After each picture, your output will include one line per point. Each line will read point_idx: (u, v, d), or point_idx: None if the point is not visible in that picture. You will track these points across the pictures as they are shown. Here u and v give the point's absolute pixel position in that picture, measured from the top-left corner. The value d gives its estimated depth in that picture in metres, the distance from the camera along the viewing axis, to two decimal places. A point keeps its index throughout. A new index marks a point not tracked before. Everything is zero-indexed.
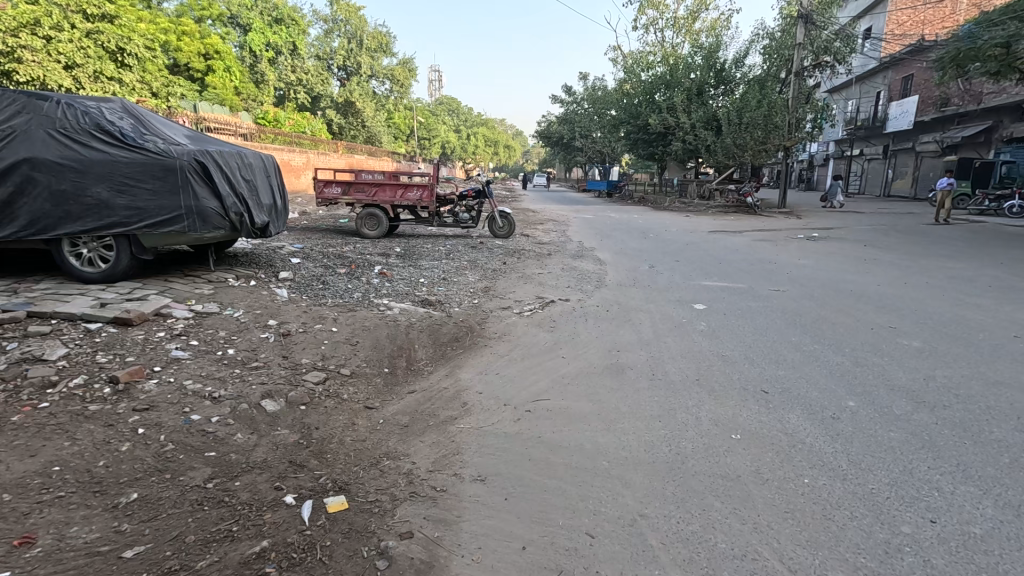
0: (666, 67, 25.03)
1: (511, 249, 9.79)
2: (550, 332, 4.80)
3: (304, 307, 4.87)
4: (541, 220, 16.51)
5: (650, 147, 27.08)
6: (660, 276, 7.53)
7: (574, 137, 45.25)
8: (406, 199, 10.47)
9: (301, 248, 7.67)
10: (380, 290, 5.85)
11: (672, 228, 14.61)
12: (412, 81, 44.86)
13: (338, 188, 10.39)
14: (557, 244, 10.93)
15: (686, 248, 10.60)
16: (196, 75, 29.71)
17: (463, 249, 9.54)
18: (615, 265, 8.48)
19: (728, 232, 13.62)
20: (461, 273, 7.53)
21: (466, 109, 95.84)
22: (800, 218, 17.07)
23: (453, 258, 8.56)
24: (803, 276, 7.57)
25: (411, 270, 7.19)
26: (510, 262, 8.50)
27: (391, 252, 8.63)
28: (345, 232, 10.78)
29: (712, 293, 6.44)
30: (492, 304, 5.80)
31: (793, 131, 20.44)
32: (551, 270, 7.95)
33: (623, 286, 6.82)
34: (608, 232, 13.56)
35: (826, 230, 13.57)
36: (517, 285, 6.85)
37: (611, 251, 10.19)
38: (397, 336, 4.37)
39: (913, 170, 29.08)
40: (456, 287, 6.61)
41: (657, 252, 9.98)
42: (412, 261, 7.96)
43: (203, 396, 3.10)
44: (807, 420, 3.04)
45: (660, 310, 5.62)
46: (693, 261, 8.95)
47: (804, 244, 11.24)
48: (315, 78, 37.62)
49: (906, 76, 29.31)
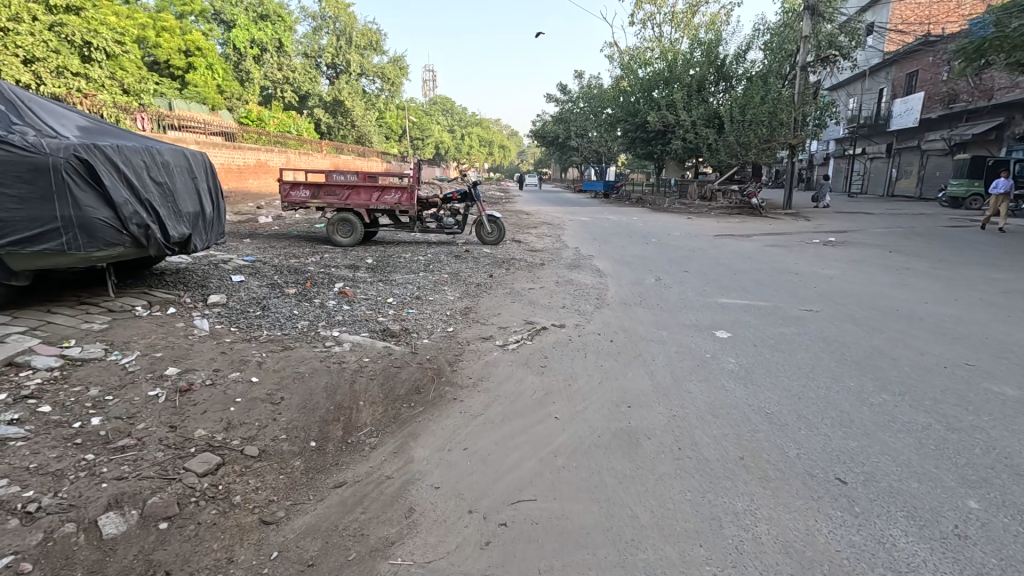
0: (665, 62, 24.06)
1: (500, 258, 8.78)
2: (539, 375, 3.77)
3: (226, 345, 3.81)
4: (535, 224, 15.51)
5: (649, 146, 26.13)
6: (670, 292, 6.52)
7: (569, 136, 44.31)
8: (384, 202, 9.43)
9: (253, 261, 6.62)
10: (334, 316, 4.82)
11: (675, 232, 13.65)
12: (403, 79, 43.73)
13: (307, 191, 9.32)
14: (552, 252, 9.95)
15: (694, 256, 9.63)
16: (176, 73, 28.60)
17: (446, 258, 8.54)
18: (616, 277, 7.48)
19: (735, 236, 12.66)
20: (439, 289, 6.49)
21: (460, 108, 94.66)
22: (809, 220, 16.14)
23: (433, 270, 7.55)
24: (834, 290, 6.58)
25: (380, 287, 6.16)
26: (497, 275, 7.50)
27: (363, 263, 7.62)
28: (315, 239, 9.75)
29: (734, 314, 5.43)
30: (471, 331, 4.79)
31: (799, 129, 19.54)
32: (544, 284, 6.94)
33: (628, 305, 5.80)
34: (607, 237, 12.57)
35: (840, 234, 12.63)
36: (504, 305, 5.84)
37: (612, 259, 9.20)
38: (339, 388, 3.33)
39: (918, 169, 28.27)
40: (431, 309, 5.58)
41: (663, 261, 9.00)
42: (384, 275, 6.92)
43: (8, 512, 2.06)
44: (923, 545, 2.01)
45: (675, 340, 4.60)
46: (705, 272, 7.96)
47: (821, 249, 10.30)
48: (302, 77, 36.43)
49: (911, 72, 28.49)
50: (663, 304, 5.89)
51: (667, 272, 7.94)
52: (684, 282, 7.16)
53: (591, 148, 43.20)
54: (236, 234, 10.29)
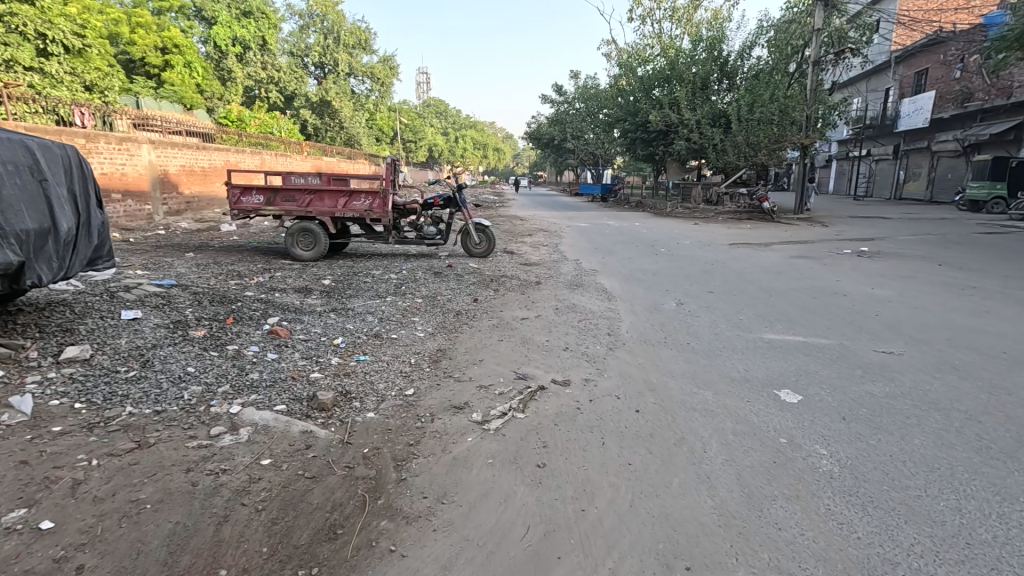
0: (666, 60, 22.87)
1: (489, 275, 7.44)
2: (534, 488, 2.41)
3: (39, 443, 2.43)
4: (530, 231, 14.18)
5: (650, 147, 24.87)
6: (700, 323, 5.16)
7: (565, 139, 43.06)
8: (352, 209, 8.03)
9: (172, 286, 5.25)
10: (246, 374, 3.43)
11: (685, 240, 12.34)
12: (393, 79, 42.37)
13: (260, 196, 7.90)
14: (550, 266, 8.63)
15: (713, 270, 8.35)
16: (153, 71, 27.25)
17: (424, 276, 7.18)
18: (629, 301, 6.16)
19: (753, 246, 11.38)
20: (409, 321, 5.13)
21: (453, 110, 93.35)
22: (827, 226, 14.92)
23: (406, 293, 6.18)
24: (902, 319, 5.29)
25: (329, 322, 4.80)
26: (483, 298, 6.18)
27: (320, 284, 6.29)
28: (273, 252, 8.37)
29: (793, 361, 4.10)
30: (440, 395, 3.42)
31: (810, 128, 18.34)
32: (541, 311, 5.58)
33: (650, 346, 4.45)
34: (610, 246, 11.28)
35: (869, 242, 11.38)
36: (488, 345, 4.50)
37: (621, 276, 7.86)
38: (196, 538, 1.96)
39: (928, 171, 27.24)
40: (392, 353, 4.23)
41: (680, 278, 7.68)
42: (342, 303, 5.56)
43: None
44: None
45: (727, 409, 3.25)
46: (735, 293, 6.62)
47: (856, 261, 9.04)
48: (287, 76, 35.01)
49: (920, 70, 27.45)
50: (697, 343, 4.54)
51: (688, 292, 6.62)
52: (713, 308, 5.83)
53: (587, 150, 41.98)
54: (183, 246, 8.89)
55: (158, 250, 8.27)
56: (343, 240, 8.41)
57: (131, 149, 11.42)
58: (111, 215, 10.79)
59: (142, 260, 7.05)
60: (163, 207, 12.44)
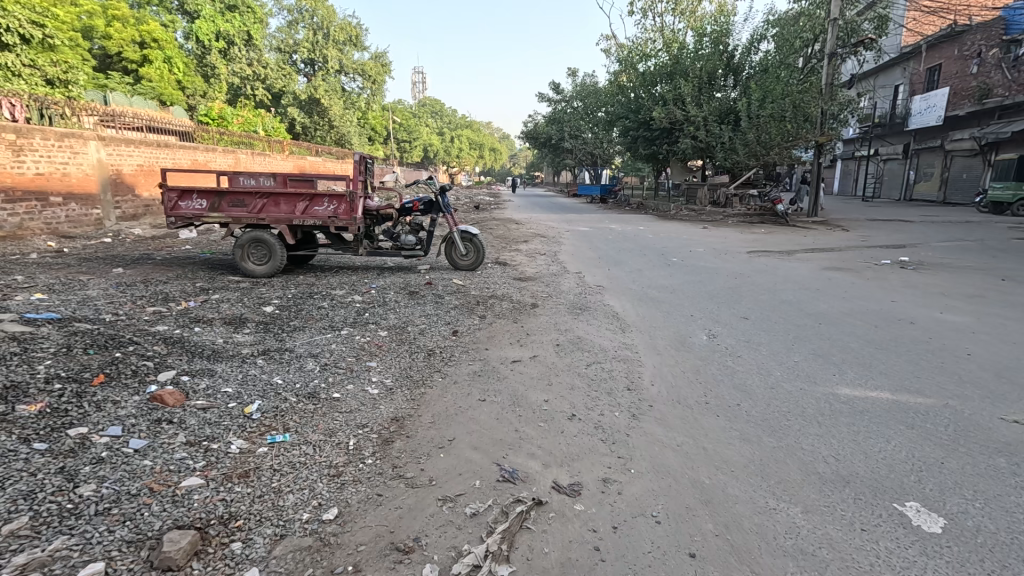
0: (669, 54, 21.73)
1: (475, 295, 6.19)
2: None
3: None
4: (527, 237, 12.95)
5: (653, 145, 23.65)
6: (747, 371, 3.92)
7: (563, 138, 41.84)
8: (313, 214, 6.77)
9: (53, 321, 4.00)
10: (69, 489, 2.17)
11: (698, 247, 11.12)
12: (386, 77, 41.10)
13: (202, 200, 6.60)
14: (548, 281, 7.40)
15: (739, 286, 7.14)
16: (130, 67, 26.19)
17: (396, 298, 5.94)
18: (648, 332, 4.93)
19: (774, 254, 10.18)
20: (363, 369, 3.89)
21: (449, 110, 92.06)
22: (848, 231, 13.75)
23: (369, 324, 4.94)
24: (1009, 363, 4.05)
25: (250, 376, 3.54)
26: (465, 329, 4.94)
27: (261, 311, 5.06)
28: (222, 266, 7.10)
29: (901, 442, 2.85)
30: (377, 524, 2.17)
31: (825, 125, 17.13)
32: (537, 351, 4.34)
33: (688, 413, 3.19)
34: (615, 255, 10.06)
35: (905, 249, 10.16)
36: (463, 411, 3.24)
37: (632, 295, 6.63)
38: None
39: (941, 171, 26.21)
40: (327, 428, 2.98)
41: (703, 297, 6.48)
42: (281, 340, 4.31)
43: None
44: None
45: (839, 556, 2.01)
46: (776, 320, 5.40)
47: (901, 275, 7.82)
48: (275, 73, 33.76)
49: (932, 66, 26.41)
50: (752, 407, 3.31)
51: (718, 320, 5.39)
52: (757, 343, 4.59)
53: (585, 150, 40.88)
54: (122, 258, 7.66)
55: (87, 263, 7.04)
56: (306, 252, 7.19)
57: (77, 145, 10.13)
58: (50, 220, 9.54)
59: (53, 279, 5.82)
60: (116, 211, 11.19)
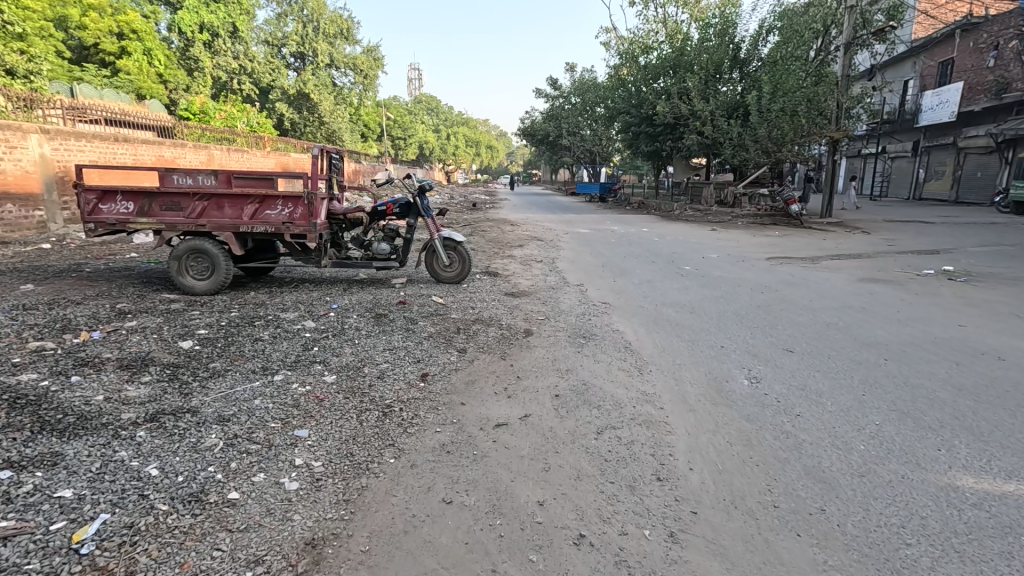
0: (673, 46, 20.66)
1: (456, 318, 5.10)
2: None
3: None
4: (522, 240, 11.86)
5: (656, 142, 22.58)
6: (820, 445, 2.84)
7: (561, 135, 40.71)
8: (264, 219, 5.67)
9: None
10: None
11: (711, 253, 10.04)
12: (378, 72, 39.86)
13: (127, 204, 5.50)
14: (544, 297, 6.32)
15: (769, 303, 6.08)
16: (108, 59, 25.05)
17: (361, 323, 4.86)
18: (673, 375, 3.86)
19: (797, 261, 9.13)
20: (287, 442, 2.80)
21: (446, 107, 90.75)
22: (870, 234, 12.70)
23: (315, 365, 3.85)
24: None
25: (109, 464, 2.44)
26: (439, 371, 3.86)
27: (179, 345, 3.97)
28: (159, 281, 5.99)
29: None
30: None
31: (840, 120, 16.07)
32: (529, 410, 3.25)
33: (757, 535, 2.12)
34: (621, 263, 9.00)
35: (941, 256, 9.15)
36: (416, 529, 2.16)
37: (646, 316, 5.55)
38: None
39: (953, 169, 25.27)
40: (194, 572, 1.89)
41: (730, 319, 5.43)
42: (187, 394, 3.22)
43: None
44: None
45: None
46: (829, 353, 4.33)
47: (952, 288, 6.77)
48: (262, 67, 32.56)
49: (944, 60, 25.42)
50: (846, 518, 2.23)
51: (756, 354, 4.31)
52: (817, 393, 3.52)
53: (583, 148, 39.77)
54: (47, 268, 6.56)
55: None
56: (261, 263, 6.08)
57: (13, 139, 9.14)
58: None
59: None
60: (65, 211, 10.09)
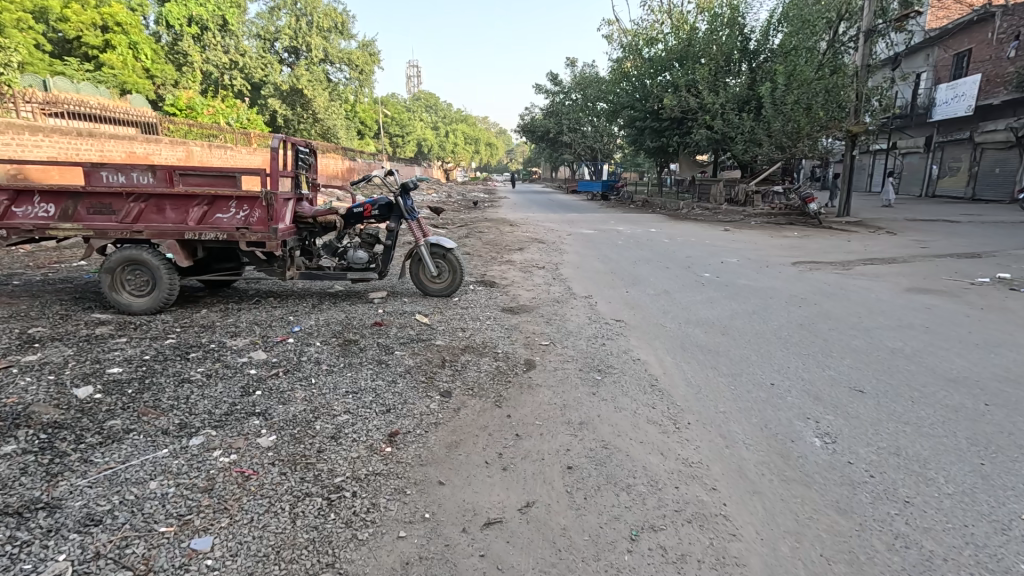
0: (679, 37, 19.71)
1: (440, 345, 4.19)
2: None
3: None
4: (521, 243, 10.95)
5: (662, 138, 21.66)
6: (961, 566, 1.93)
7: (561, 132, 39.75)
8: (214, 224, 4.74)
9: None
10: None
11: (729, 257, 9.14)
12: (373, 67, 38.84)
13: (48, 207, 4.59)
14: (545, 313, 5.41)
15: (814, 321, 5.18)
16: (91, 53, 24.12)
17: (324, 352, 3.95)
18: (721, 433, 2.94)
19: (826, 267, 8.26)
20: (175, 564, 1.89)
21: (444, 104, 89.64)
22: (897, 236, 11.83)
23: (252, 420, 2.93)
24: None
25: None
26: (415, 427, 2.95)
27: (76, 391, 3.05)
28: (93, 296, 5.08)
29: None
30: None
31: (858, 113, 15.17)
32: (532, 497, 2.35)
33: None
34: (634, 269, 8.11)
35: (987, 260, 8.28)
36: None
37: (671, 340, 4.64)
38: None
39: (970, 165, 24.39)
40: None
41: (773, 343, 4.52)
42: (57, 475, 2.32)
43: None
44: None
45: None
46: (912, 395, 3.41)
47: (1019, 300, 5.86)
48: (254, 62, 31.58)
49: (959, 52, 24.50)
50: None
51: (820, 397, 3.40)
52: (920, 463, 2.61)
53: (585, 145, 38.83)
54: None
55: None
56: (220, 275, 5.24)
57: None
58: None
59: None
60: None
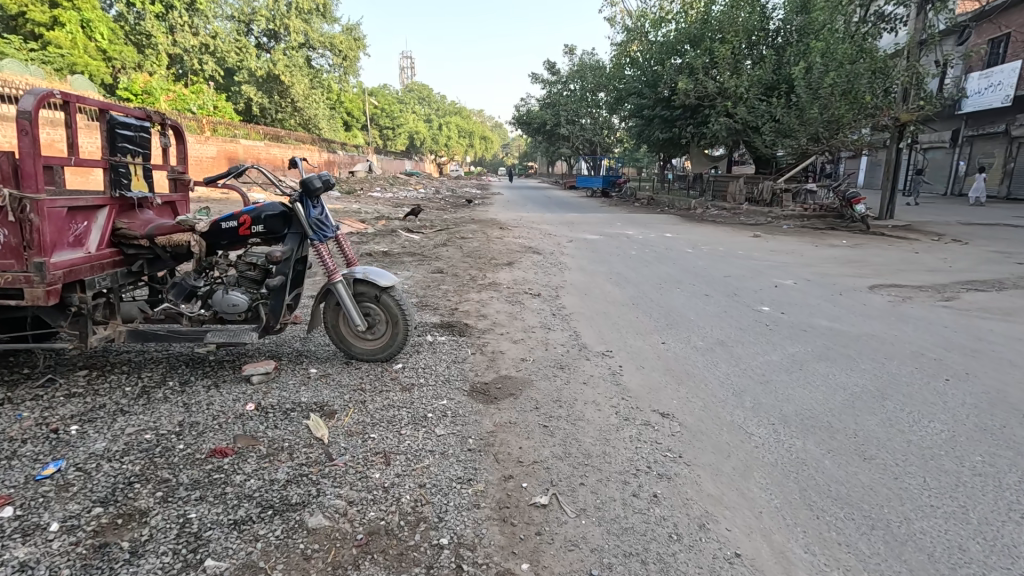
0: (694, 13, 17.45)
1: (319, 527, 1.98)
2: None
3: None
4: (512, 254, 8.75)
5: (672, 128, 19.46)
6: None
7: (559, 124, 37.56)
8: None
9: None
10: None
11: (781, 279, 7.01)
12: (358, 53, 36.33)
13: None
14: (544, 401, 3.24)
15: (1007, 423, 3.01)
16: (37, 31, 21.33)
17: (39, 568, 1.73)
18: None
19: (920, 296, 6.15)
20: None
21: (437, 96, 86.92)
22: (968, 245, 9.77)
23: None
24: None
25: None
26: None
27: None
28: None
29: None
30: None
31: (908, 98, 12.97)
32: None
33: None
34: (663, 299, 5.92)
35: None
36: None
37: (778, 483, 2.46)
38: None
39: (1004, 161, 22.38)
40: None
41: (984, 495, 2.34)
42: None
43: None
44: None
45: None
46: None
47: None
48: (228, 47, 28.77)
49: (995, 38, 22.42)
50: None
51: None
52: None
53: (583, 138, 36.86)
54: None
55: None
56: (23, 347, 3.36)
57: None
58: None
59: None
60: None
